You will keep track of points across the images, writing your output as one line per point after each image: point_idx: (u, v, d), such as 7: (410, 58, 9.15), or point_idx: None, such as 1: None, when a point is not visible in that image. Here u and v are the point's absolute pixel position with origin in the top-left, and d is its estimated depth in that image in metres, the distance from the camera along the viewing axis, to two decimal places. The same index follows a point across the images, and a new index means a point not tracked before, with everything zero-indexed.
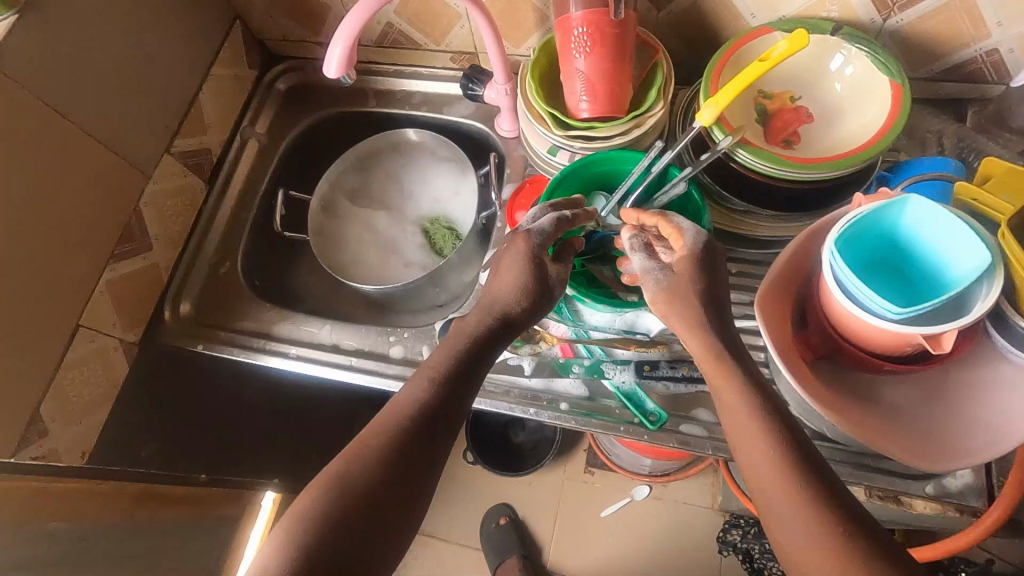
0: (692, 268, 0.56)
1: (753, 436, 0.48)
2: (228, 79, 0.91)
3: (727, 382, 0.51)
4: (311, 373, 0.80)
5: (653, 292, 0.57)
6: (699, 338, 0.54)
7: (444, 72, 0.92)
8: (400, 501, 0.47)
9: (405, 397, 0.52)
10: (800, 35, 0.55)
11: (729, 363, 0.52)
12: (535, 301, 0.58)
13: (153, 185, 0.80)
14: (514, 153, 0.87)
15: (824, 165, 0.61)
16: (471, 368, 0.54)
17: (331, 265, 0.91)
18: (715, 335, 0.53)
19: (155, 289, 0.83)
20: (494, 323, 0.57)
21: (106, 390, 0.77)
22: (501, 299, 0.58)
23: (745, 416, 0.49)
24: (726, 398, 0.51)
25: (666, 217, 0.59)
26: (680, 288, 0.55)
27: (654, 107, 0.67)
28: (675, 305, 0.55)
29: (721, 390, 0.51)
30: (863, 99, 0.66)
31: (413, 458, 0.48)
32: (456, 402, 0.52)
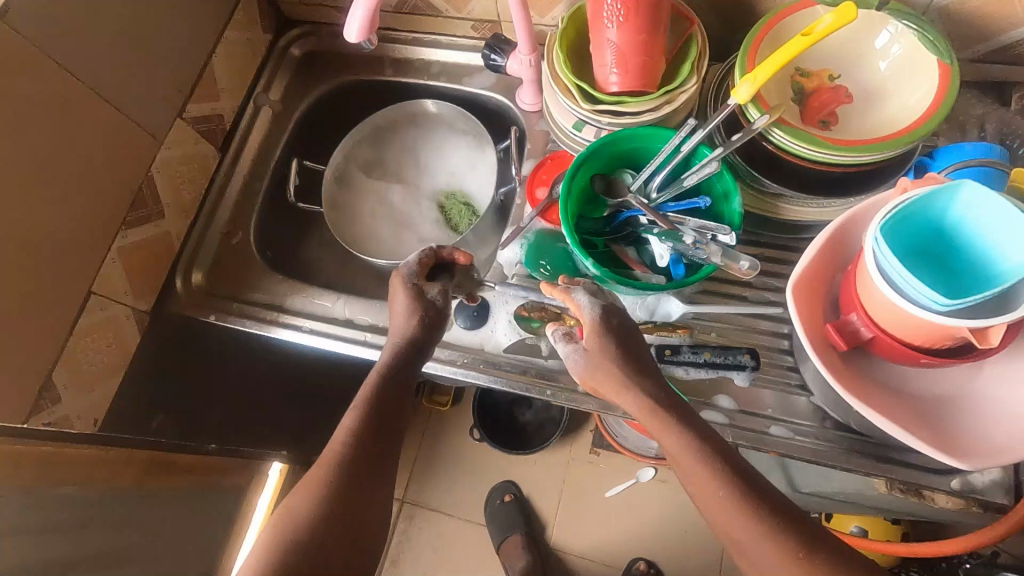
0: (608, 331, 0.55)
1: (708, 477, 0.49)
2: (241, 43, 0.88)
3: (664, 430, 0.52)
4: (324, 348, 0.79)
5: (582, 374, 0.57)
6: (629, 397, 0.53)
7: (464, 41, 0.89)
8: (349, 544, 0.50)
9: (336, 440, 0.53)
10: (847, 8, 0.53)
11: (661, 413, 0.52)
12: (426, 319, 0.59)
13: (165, 151, 0.78)
14: (535, 128, 0.84)
15: (864, 148, 0.59)
16: (399, 377, 0.56)
17: (346, 237, 0.89)
18: (642, 390, 0.53)
19: (166, 258, 0.81)
20: (399, 351, 0.58)
21: (118, 359, 0.76)
22: (398, 336, 0.58)
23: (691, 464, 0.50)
24: (664, 438, 0.52)
25: (568, 294, 0.58)
26: (599, 353, 0.55)
27: (687, 83, 0.65)
28: (596, 373, 0.55)
29: (660, 435, 0.52)
30: (907, 80, 0.63)
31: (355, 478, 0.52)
32: (383, 418, 0.54)
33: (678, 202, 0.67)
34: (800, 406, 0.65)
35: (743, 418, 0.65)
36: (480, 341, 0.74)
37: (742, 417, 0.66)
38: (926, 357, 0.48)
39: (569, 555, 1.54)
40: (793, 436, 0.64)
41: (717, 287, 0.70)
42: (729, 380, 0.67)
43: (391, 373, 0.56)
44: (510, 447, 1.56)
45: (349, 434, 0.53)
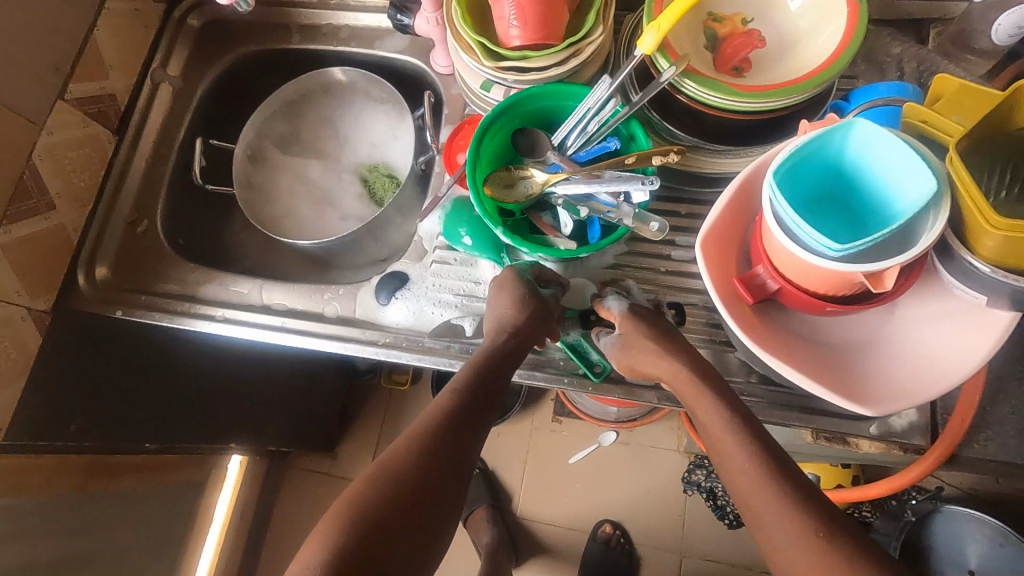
0: (640, 322, 0.59)
1: (737, 443, 0.48)
2: (129, 14, 0.81)
3: (699, 399, 0.53)
4: (238, 335, 0.75)
5: (620, 360, 0.60)
6: (670, 365, 0.56)
7: (373, 2, 0.83)
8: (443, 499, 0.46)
9: (443, 397, 0.51)
10: None
11: (701, 384, 0.54)
12: (541, 310, 0.59)
13: (48, 136, 0.72)
14: (451, 92, 0.80)
15: (775, 93, 0.56)
16: (497, 368, 0.55)
17: (260, 220, 0.85)
18: (683, 361, 0.55)
19: (64, 252, 0.76)
20: (507, 338, 0.57)
21: (18, 363, 0.72)
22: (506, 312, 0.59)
23: (724, 427, 0.49)
24: (703, 414, 0.52)
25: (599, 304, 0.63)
26: (631, 341, 0.59)
27: (593, 33, 0.61)
28: (635, 346, 0.59)
29: (697, 410, 0.53)
30: (816, 15, 0.60)
31: (455, 449, 0.48)
32: (486, 408, 0.52)
33: (588, 151, 0.64)
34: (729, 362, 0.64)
35: None
36: (408, 319, 0.72)
37: None
38: (830, 305, 0.47)
39: (536, 522, 1.55)
40: None
41: (644, 248, 0.69)
42: None
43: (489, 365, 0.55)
44: None
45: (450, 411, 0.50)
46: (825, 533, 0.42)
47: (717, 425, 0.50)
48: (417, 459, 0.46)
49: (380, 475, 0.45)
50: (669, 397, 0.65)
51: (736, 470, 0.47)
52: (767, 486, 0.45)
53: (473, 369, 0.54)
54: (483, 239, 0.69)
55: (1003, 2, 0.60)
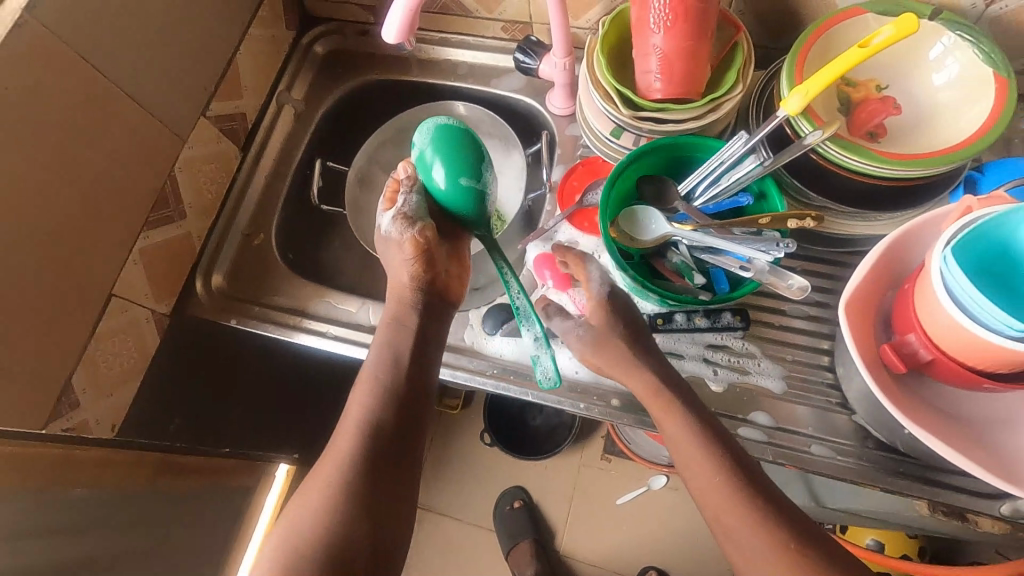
0: (611, 317, 0.65)
1: (711, 467, 0.55)
2: (266, 40, 0.86)
3: (669, 418, 0.59)
4: (348, 355, 0.76)
5: (582, 349, 0.66)
6: (636, 377, 0.62)
7: (493, 42, 0.87)
8: (403, 455, 0.56)
9: (382, 375, 0.60)
10: (907, 20, 0.52)
11: (665, 395, 0.60)
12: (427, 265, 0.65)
13: (189, 150, 0.76)
14: (565, 133, 0.83)
15: (924, 162, 0.57)
16: (422, 349, 0.63)
17: (368, 240, 0.87)
18: (652, 372, 0.61)
19: (187, 260, 0.79)
20: (417, 320, 0.64)
21: (137, 362, 0.74)
22: (402, 305, 0.65)
23: (693, 445, 0.57)
24: (670, 428, 0.59)
25: (581, 267, 0.67)
26: (607, 340, 0.64)
27: (732, 91, 0.63)
28: (602, 352, 0.64)
29: (665, 424, 0.59)
30: (964, 93, 0.60)
31: (406, 421, 0.58)
32: (422, 370, 0.61)
33: (718, 204, 0.65)
34: (841, 424, 0.64)
35: (780, 435, 0.64)
36: (513, 351, 0.73)
37: (780, 435, 0.64)
38: (988, 381, 0.47)
39: (578, 561, 1.52)
40: (834, 455, 0.63)
41: (759, 301, 0.69)
42: (767, 394, 0.66)
43: (389, 391, 0.59)
44: (521, 453, 1.54)
45: (344, 472, 0.54)
46: (795, 547, 0.52)
47: (684, 439, 0.58)
48: (377, 429, 0.56)
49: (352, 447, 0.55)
50: (783, 457, 0.63)
51: (705, 484, 0.56)
52: (747, 518, 0.53)
53: (396, 348, 0.62)
54: (447, 198, 0.65)
55: None
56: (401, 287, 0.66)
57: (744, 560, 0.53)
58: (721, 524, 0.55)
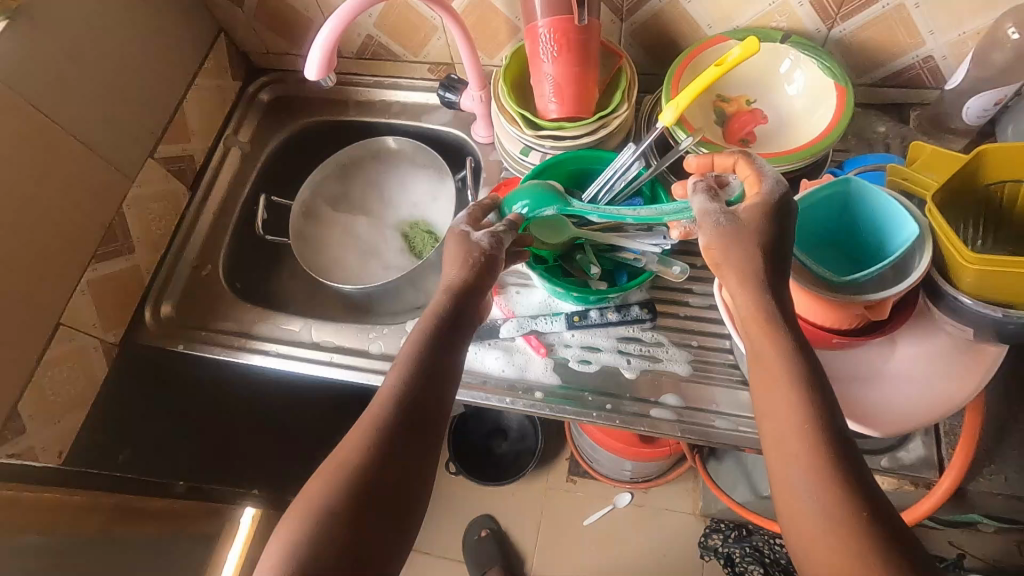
0: (762, 219, 0.50)
1: (798, 404, 0.44)
2: (212, 89, 0.94)
3: (771, 343, 0.47)
4: (291, 370, 0.81)
5: (711, 235, 0.51)
6: (750, 293, 0.48)
7: (422, 83, 0.96)
8: (391, 482, 0.42)
9: (401, 363, 0.47)
10: (751, 41, 0.60)
11: (776, 323, 0.47)
12: (471, 261, 0.55)
13: (137, 188, 0.82)
14: (489, 158, 0.91)
15: (782, 161, 0.66)
16: (446, 336, 0.50)
17: (312, 266, 0.93)
18: (769, 296, 0.48)
19: (135, 291, 0.84)
20: (455, 296, 0.53)
21: (84, 390, 0.77)
22: (454, 284, 0.54)
23: (790, 384, 0.45)
24: (767, 357, 0.47)
25: (747, 158, 0.53)
26: (743, 236, 0.49)
27: (619, 109, 0.71)
28: (732, 251, 0.49)
29: (764, 351, 0.47)
30: (813, 100, 0.70)
31: (416, 420, 0.45)
32: (443, 358, 0.48)
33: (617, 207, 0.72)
34: (742, 400, 0.70)
35: (688, 413, 0.70)
36: None
37: (688, 413, 0.70)
38: (836, 337, 0.54)
39: None
40: (736, 427, 0.68)
41: (663, 294, 0.76)
42: (675, 377, 0.72)
43: (419, 370, 0.47)
44: (487, 480, 1.56)
45: (363, 462, 0.42)
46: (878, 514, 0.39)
47: (784, 377, 0.45)
48: (391, 423, 0.44)
49: (347, 450, 0.43)
50: (690, 432, 0.69)
51: (785, 431, 0.44)
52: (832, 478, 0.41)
53: (429, 328, 0.50)
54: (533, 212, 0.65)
55: (969, 91, 0.70)
56: (454, 266, 0.56)
57: (798, 522, 0.41)
58: (783, 482, 0.43)
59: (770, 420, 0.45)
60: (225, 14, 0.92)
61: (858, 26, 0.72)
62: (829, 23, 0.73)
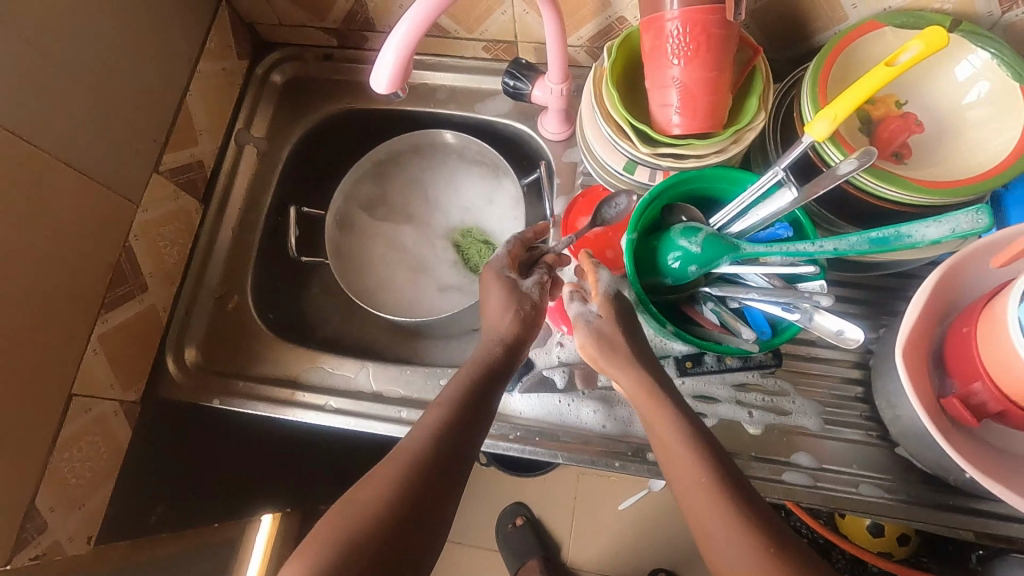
0: (618, 312, 0.58)
1: (699, 464, 0.47)
2: (217, 74, 0.76)
3: (659, 416, 0.51)
4: (351, 427, 0.69)
5: (583, 336, 0.58)
6: (632, 376, 0.54)
7: (474, 63, 0.79)
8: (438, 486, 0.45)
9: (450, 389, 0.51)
10: (937, 33, 0.49)
11: (661, 394, 0.52)
12: (521, 314, 0.57)
13: (143, 213, 0.67)
14: (562, 160, 0.77)
15: (961, 191, 0.54)
16: (492, 380, 0.53)
17: (355, 291, 0.79)
18: (645, 372, 0.54)
19: (154, 336, 0.70)
20: (501, 347, 0.55)
21: (109, 462, 0.65)
22: (505, 335, 0.56)
23: (677, 444, 0.49)
24: (660, 430, 0.51)
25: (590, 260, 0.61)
26: (608, 334, 0.57)
27: (755, 120, 0.58)
28: (602, 348, 0.57)
29: (653, 423, 0.52)
30: (990, 109, 0.58)
31: (462, 440, 0.48)
32: (486, 400, 0.52)
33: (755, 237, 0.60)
34: (883, 459, 0.62)
35: (824, 475, 0.62)
36: (536, 410, 0.67)
37: (825, 477, 0.62)
38: None
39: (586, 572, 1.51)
40: (881, 493, 0.61)
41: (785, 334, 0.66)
42: (804, 434, 0.63)
43: (469, 402, 0.50)
44: (520, 470, 1.50)
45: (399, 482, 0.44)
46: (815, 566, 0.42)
47: (672, 442, 0.49)
48: (442, 435, 0.47)
49: (402, 449, 0.46)
50: (829, 500, 0.61)
51: (693, 490, 0.47)
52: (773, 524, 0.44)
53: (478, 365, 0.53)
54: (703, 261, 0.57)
55: None
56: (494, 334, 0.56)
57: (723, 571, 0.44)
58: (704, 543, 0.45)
59: (680, 487, 0.48)
60: None
61: None
62: (1009, 6, 0.58)
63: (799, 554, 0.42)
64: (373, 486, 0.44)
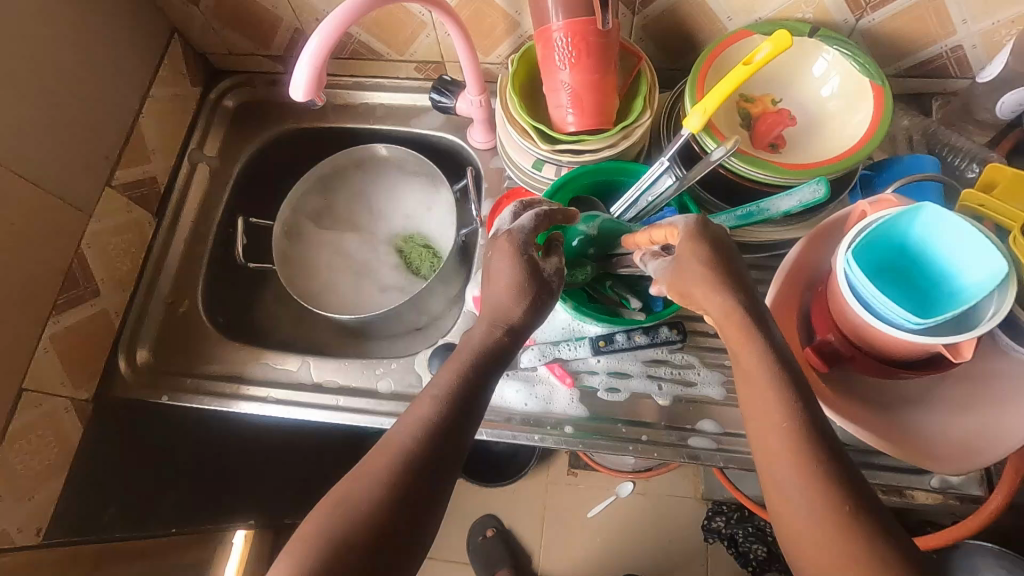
0: (704, 253, 0.46)
1: (778, 412, 0.42)
2: (170, 99, 0.83)
3: (745, 348, 0.44)
4: (292, 416, 0.73)
5: (670, 279, 0.49)
6: (717, 302, 0.46)
7: (408, 82, 0.87)
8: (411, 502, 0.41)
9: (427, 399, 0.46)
10: (783, 37, 0.54)
11: (752, 325, 0.44)
12: (536, 301, 0.50)
13: (95, 223, 0.72)
14: (489, 166, 0.84)
15: (823, 171, 0.61)
16: (483, 377, 0.47)
17: (301, 294, 0.85)
18: (737, 298, 0.45)
19: (106, 339, 0.75)
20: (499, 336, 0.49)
21: (59, 457, 0.69)
22: (499, 317, 0.50)
23: (761, 379, 0.43)
24: (743, 364, 0.44)
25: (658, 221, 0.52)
26: (689, 262, 0.47)
27: (642, 117, 0.65)
28: (687, 278, 0.47)
29: (741, 357, 0.45)
30: (847, 101, 0.66)
31: (445, 450, 0.44)
32: (476, 396, 0.47)
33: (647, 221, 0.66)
34: None
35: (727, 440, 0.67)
36: None
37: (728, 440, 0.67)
38: (902, 371, 0.50)
39: None
40: None
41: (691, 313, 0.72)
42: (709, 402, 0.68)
43: (455, 405, 0.45)
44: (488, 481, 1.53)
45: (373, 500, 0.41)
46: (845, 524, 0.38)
47: (757, 380, 0.43)
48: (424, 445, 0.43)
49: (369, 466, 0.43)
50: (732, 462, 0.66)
51: (765, 443, 0.42)
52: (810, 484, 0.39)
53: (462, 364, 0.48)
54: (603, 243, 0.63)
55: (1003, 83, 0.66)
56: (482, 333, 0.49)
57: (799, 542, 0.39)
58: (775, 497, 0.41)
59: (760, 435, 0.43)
60: (177, 12, 0.80)
61: (888, 16, 0.67)
62: (858, 13, 0.67)
63: (836, 504, 0.38)
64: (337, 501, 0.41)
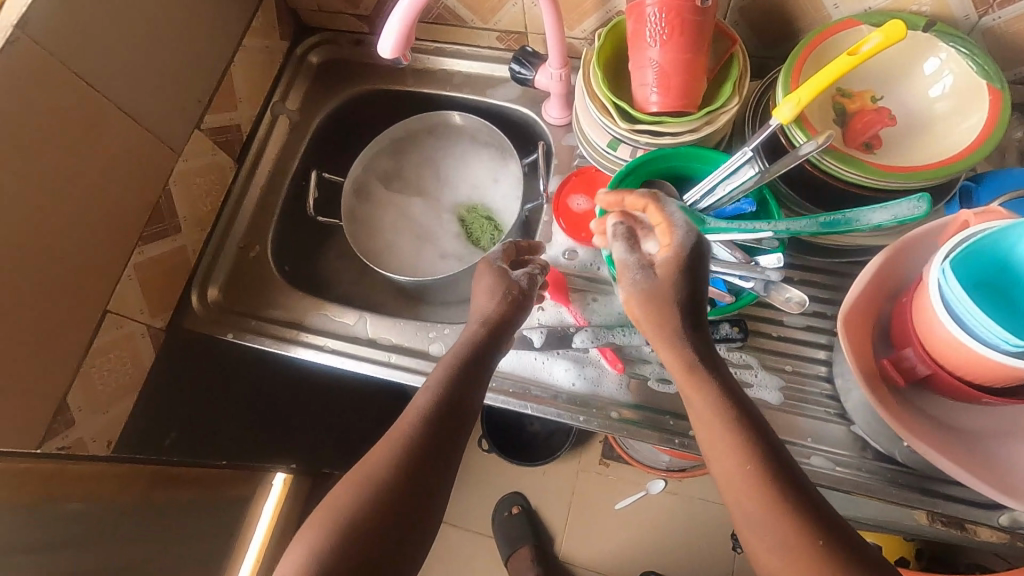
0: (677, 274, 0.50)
1: (736, 450, 0.45)
2: (260, 51, 0.86)
3: (693, 392, 0.49)
4: (345, 367, 0.76)
5: (630, 289, 0.53)
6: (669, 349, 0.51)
7: (488, 52, 0.87)
8: (424, 476, 0.46)
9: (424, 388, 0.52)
10: (895, 27, 0.52)
11: (700, 372, 0.49)
12: (510, 299, 0.61)
13: (183, 163, 0.76)
14: (561, 143, 0.83)
15: (923, 176, 0.57)
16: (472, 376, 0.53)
17: (364, 252, 0.87)
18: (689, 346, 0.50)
19: (182, 274, 0.79)
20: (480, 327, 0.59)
21: (132, 378, 0.74)
22: (488, 316, 0.60)
23: (718, 425, 0.47)
24: (693, 404, 0.49)
25: (657, 203, 0.53)
26: (658, 291, 0.51)
27: (728, 104, 0.63)
28: (651, 308, 0.51)
29: (693, 402, 0.49)
30: (957, 105, 0.61)
31: (447, 432, 0.49)
32: (468, 387, 0.52)
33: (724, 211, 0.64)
34: (839, 435, 0.64)
35: None
36: (512, 363, 0.71)
37: None
38: (986, 397, 0.47)
39: (577, 567, 1.52)
40: (834, 466, 0.63)
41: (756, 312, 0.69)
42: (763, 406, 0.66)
43: (452, 384, 0.52)
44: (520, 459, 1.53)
45: (389, 470, 0.46)
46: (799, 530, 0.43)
47: (711, 420, 0.47)
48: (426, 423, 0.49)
49: (386, 442, 0.48)
50: None
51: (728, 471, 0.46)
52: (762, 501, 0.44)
53: (459, 358, 0.54)
54: None
55: None
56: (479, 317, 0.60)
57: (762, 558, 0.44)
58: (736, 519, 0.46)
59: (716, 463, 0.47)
60: None
61: (1017, 15, 0.61)
62: (983, 9, 0.61)
63: (804, 527, 0.42)
64: (361, 475, 0.46)
